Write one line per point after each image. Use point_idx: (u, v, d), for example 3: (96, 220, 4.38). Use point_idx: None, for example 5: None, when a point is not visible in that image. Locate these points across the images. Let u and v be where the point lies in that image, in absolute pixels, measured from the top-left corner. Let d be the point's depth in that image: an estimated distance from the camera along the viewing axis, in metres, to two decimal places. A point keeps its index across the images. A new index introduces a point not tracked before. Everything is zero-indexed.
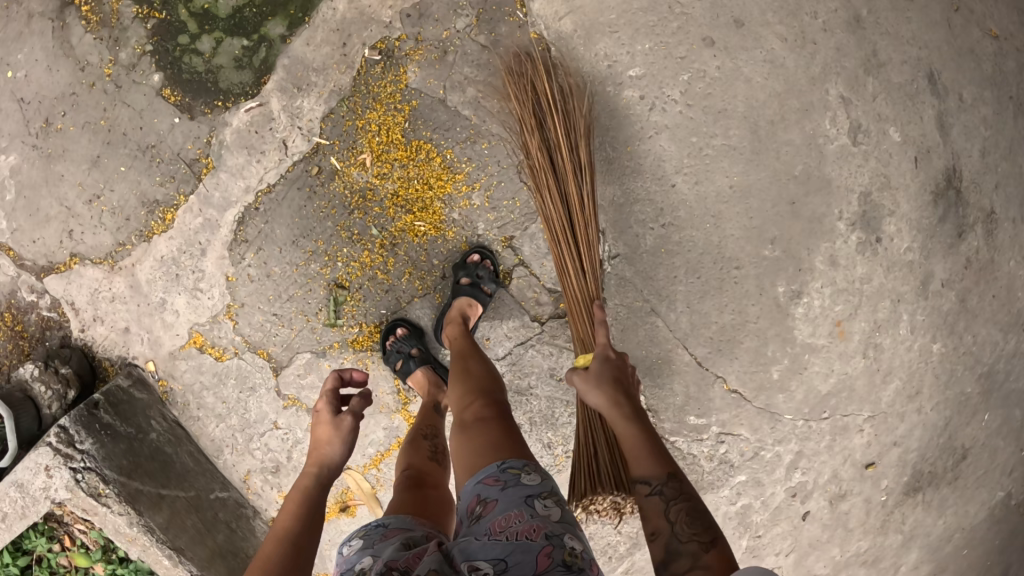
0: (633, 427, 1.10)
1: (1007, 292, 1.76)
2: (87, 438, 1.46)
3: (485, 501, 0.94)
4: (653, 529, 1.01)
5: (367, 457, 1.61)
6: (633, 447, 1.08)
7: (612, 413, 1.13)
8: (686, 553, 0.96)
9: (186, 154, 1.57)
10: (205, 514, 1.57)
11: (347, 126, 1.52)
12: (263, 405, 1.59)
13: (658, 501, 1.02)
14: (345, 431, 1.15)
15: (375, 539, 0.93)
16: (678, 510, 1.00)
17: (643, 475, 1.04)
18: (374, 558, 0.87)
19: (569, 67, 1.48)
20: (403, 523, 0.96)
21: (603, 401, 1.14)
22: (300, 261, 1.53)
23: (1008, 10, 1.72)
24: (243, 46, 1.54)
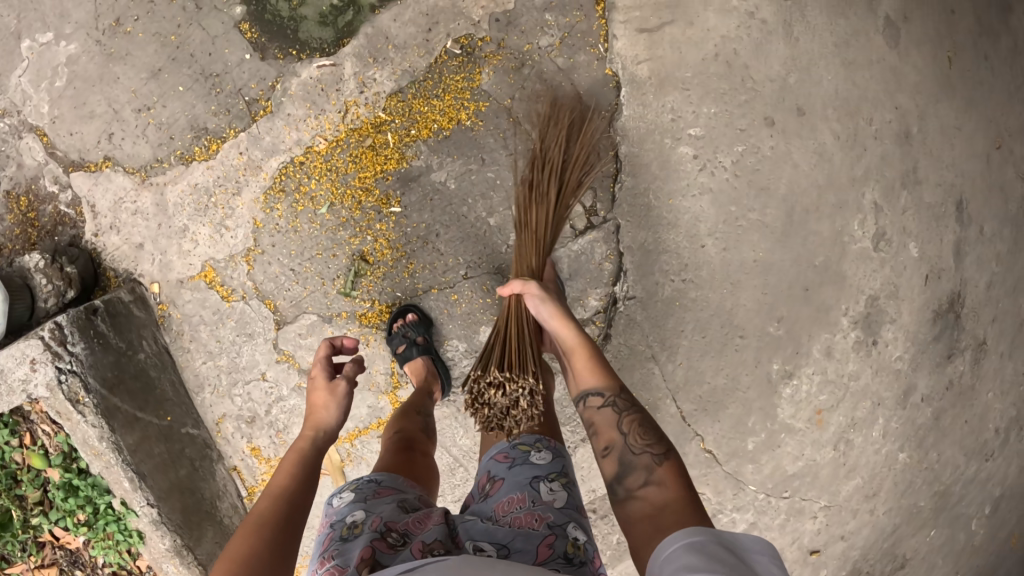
0: (584, 344, 1.25)
1: (978, 420, 1.94)
2: (79, 341, 1.45)
3: (494, 480, 1.14)
4: (606, 444, 1.14)
5: (344, 430, 1.62)
6: (582, 362, 1.23)
7: (570, 334, 1.26)
8: (639, 466, 1.08)
9: (246, 91, 1.57)
10: (173, 446, 1.56)
11: (412, 110, 1.54)
12: (257, 353, 1.60)
13: (611, 412, 1.16)
14: (341, 396, 1.19)
15: (368, 494, 1.07)
16: (631, 424, 1.13)
17: (595, 387, 1.19)
18: (368, 514, 1.00)
19: (634, 109, 1.55)
20: (394, 484, 1.10)
21: (552, 310, 1.28)
22: (332, 225, 1.55)
23: None
24: (332, 4, 1.56)
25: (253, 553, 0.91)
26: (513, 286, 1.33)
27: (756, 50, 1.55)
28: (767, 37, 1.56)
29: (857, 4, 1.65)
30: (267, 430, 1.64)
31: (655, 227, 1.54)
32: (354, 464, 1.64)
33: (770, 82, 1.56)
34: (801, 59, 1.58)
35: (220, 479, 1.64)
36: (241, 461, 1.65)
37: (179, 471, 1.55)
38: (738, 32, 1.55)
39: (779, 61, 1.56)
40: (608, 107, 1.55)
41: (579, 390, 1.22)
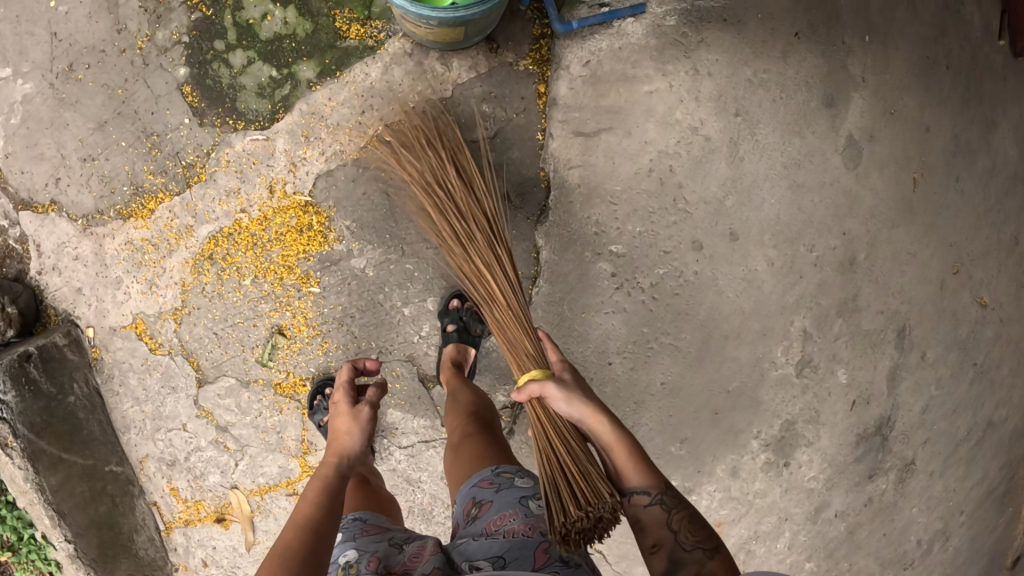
0: (625, 441, 1.08)
1: (898, 533, 1.83)
2: (10, 390, 1.54)
3: (482, 503, 1.13)
4: (654, 541, 1.04)
5: (256, 484, 1.71)
6: (623, 461, 1.07)
7: (607, 430, 1.09)
8: (691, 561, 1.02)
9: (184, 154, 1.59)
10: (95, 484, 1.65)
11: (339, 192, 1.56)
12: (179, 406, 1.68)
13: (660, 509, 1.04)
14: (363, 422, 1.32)
15: (357, 532, 1.18)
16: (681, 520, 1.04)
17: (640, 486, 1.05)
18: (360, 551, 1.12)
19: (559, 216, 1.53)
20: (378, 520, 1.22)
21: (586, 411, 1.11)
22: (256, 296, 1.60)
23: (1006, 283, 1.77)
24: (270, 77, 1.56)
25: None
26: (535, 388, 1.17)
27: (693, 168, 1.51)
28: (709, 155, 1.51)
29: (816, 122, 1.56)
30: (185, 474, 1.72)
31: (565, 338, 1.56)
32: (263, 515, 1.73)
33: (703, 205, 1.52)
34: (742, 181, 1.52)
35: (140, 513, 1.73)
36: (162, 497, 1.73)
37: (98, 508, 1.65)
38: (677, 148, 1.50)
39: (717, 182, 1.52)
40: (536, 210, 1.54)
41: (622, 488, 1.07)
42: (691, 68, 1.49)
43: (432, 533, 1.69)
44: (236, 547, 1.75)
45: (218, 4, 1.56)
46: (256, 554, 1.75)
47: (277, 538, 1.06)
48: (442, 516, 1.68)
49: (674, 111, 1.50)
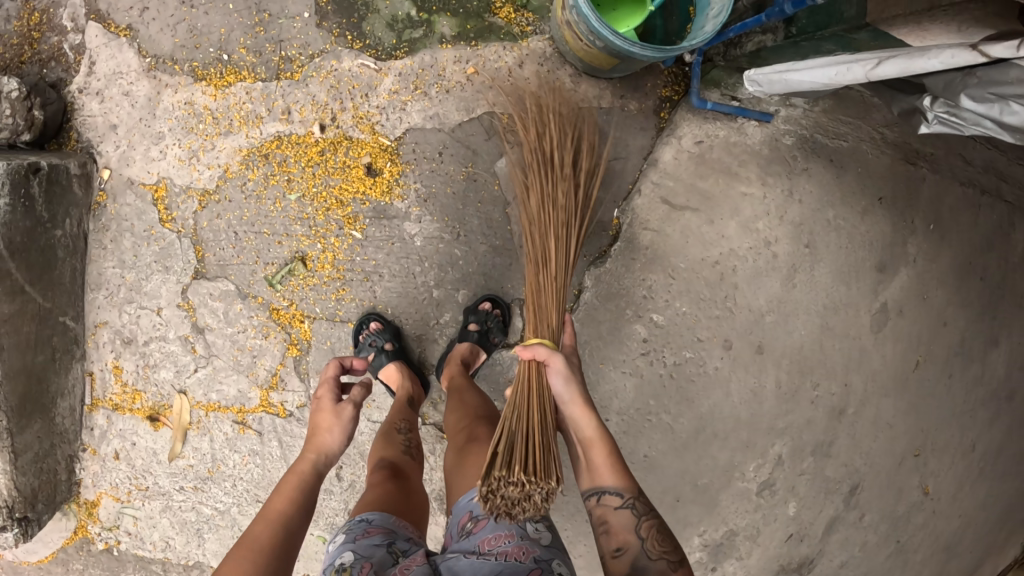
0: (604, 441, 1.12)
1: None
2: (4, 196, 1.35)
3: (477, 519, 1.04)
4: (618, 544, 1.04)
5: (207, 398, 1.61)
6: (600, 457, 1.10)
7: (588, 423, 1.13)
8: (654, 572, 1.01)
9: (286, 45, 1.51)
10: (43, 329, 1.50)
11: (422, 152, 1.51)
12: (164, 287, 1.58)
13: (631, 514, 1.05)
14: (345, 420, 1.25)
15: (357, 532, 1.00)
16: (649, 528, 1.04)
17: (613, 486, 1.07)
18: (357, 555, 0.95)
19: (618, 265, 1.60)
20: (385, 523, 1.03)
21: (575, 396, 1.15)
22: (295, 217, 1.53)
23: (952, 481, 1.86)
24: (408, 14, 1.50)
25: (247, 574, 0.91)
26: (537, 353, 1.17)
27: (752, 276, 1.59)
28: (769, 270, 1.60)
29: (865, 278, 1.66)
30: (137, 357, 1.61)
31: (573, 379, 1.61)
32: (199, 432, 1.62)
33: (746, 312, 1.60)
34: (786, 304, 1.61)
35: (72, 377, 1.59)
36: (100, 372, 1.62)
37: (37, 356, 1.49)
38: (746, 253, 1.59)
39: (766, 296, 1.60)
40: (596, 252, 1.62)
41: (591, 484, 1.10)
42: (787, 188, 1.58)
43: None
44: (158, 454, 1.64)
45: None
46: (175, 467, 1.63)
47: (245, 533, 0.99)
48: None
49: (757, 220, 1.58)
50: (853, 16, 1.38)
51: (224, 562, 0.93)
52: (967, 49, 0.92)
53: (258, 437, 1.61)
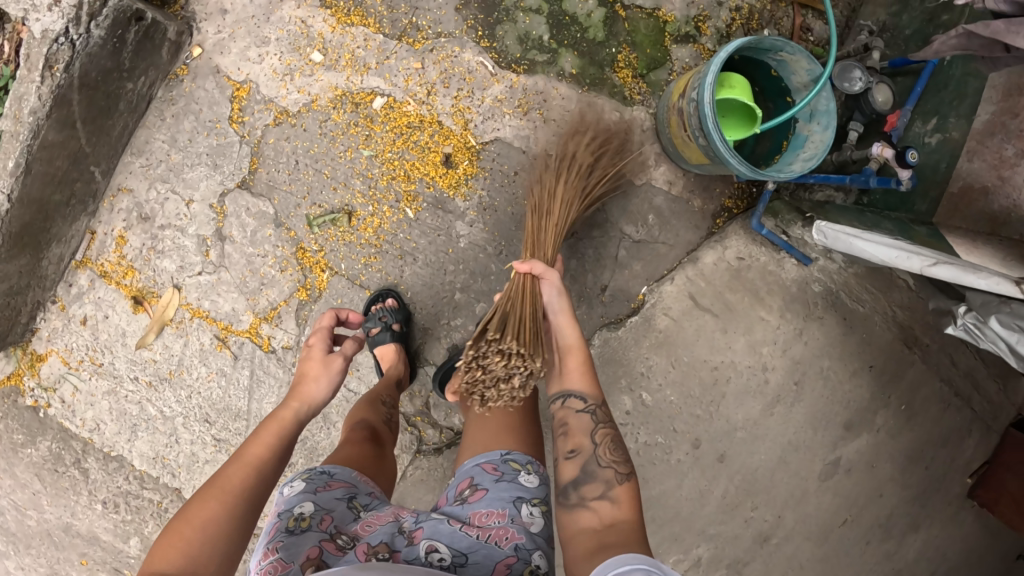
0: (581, 349, 1.23)
1: None
2: (102, 29, 1.32)
3: (476, 488, 1.04)
4: (573, 446, 1.13)
5: (198, 302, 1.59)
6: (575, 365, 1.21)
7: (570, 333, 1.23)
8: (601, 478, 1.07)
9: (419, 14, 1.57)
10: (71, 171, 1.45)
11: (500, 165, 1.57)
12: (205, 182, 1.56)
13: (587, 420, 1.14)
14: (333, 372, 1.20)
15: (317, 484, 1.02)
16: (604, 436, 1.13)
17: (581, 391, 1.17)
18: (319, 507, 0.97)
19: (629, 336, 1.68)
20: (348, 479, 1.06)
21: (562, 310, 1.24)
22: (359, 171, 1.55)
23: None
24: (540, 37, 1.61)
25: (216, 520, 0.88)
26: (534, 268, 1.24)
27: (740, 393, 1.69)
28: (756, 393, 1.70)
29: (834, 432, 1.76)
30: (146, 235, 1.58)
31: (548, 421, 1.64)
32: (175, 332, 1.59)
33: (723, 421, 1.70)
34: (759, 428, 1.71)
35: (74, 228, 1.55)
36: (102, 234, 1.58)
37: (54, 194, 1.45)
38: (743, 369, 1.69)
39: (745, 414, 1.70)
40: (614, 317, 1.69)
41: (560, 387, 1.20)
42: (800, 328, 1.70)
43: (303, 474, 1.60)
44: (127, 336, 1.59)
45: None
46: (137, 356, 1.59)
47: (218, 474, 0.95)
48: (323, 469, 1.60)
49: (765, 344, 1.69)
50: (922, 212, 1.54)
51: (190, 504, 0.90)
52: (1009, 281, 1.11)
53: (231, 359, 1.59)
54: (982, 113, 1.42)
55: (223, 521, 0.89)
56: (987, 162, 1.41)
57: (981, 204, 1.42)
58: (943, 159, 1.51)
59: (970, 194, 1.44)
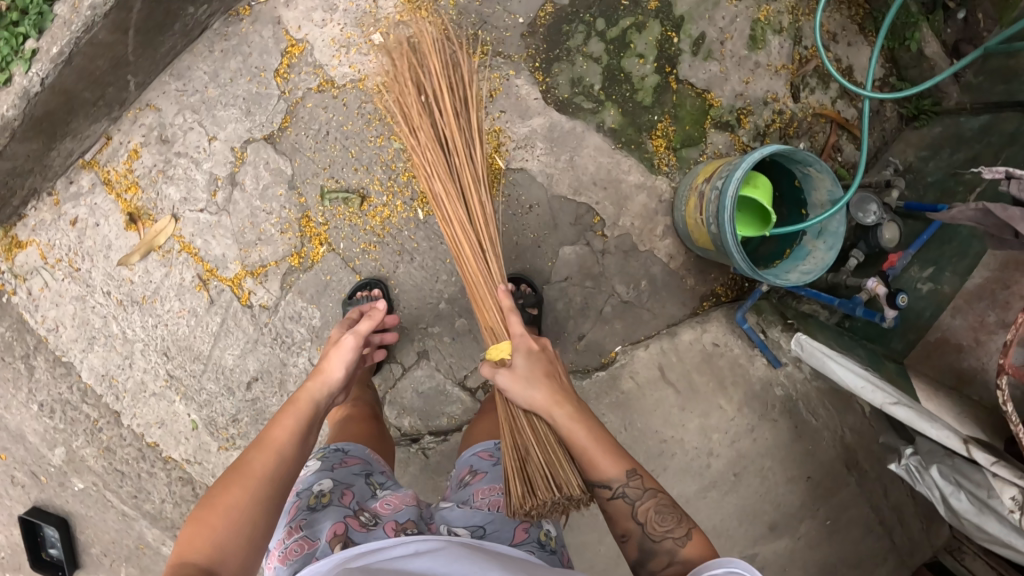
0: (578, 433, 1.04)
1: None
2: None
3: (477, 471, 1.19)
4: (623, 531, 1.01)
5: (191, 237, 1.59)
6: (582, 452, 1.03)
7: (560, 421, 1.06)
8: (664, 551, 0.97)
9: (486, 31, 1.63)
10: (108, 74, 1.44)
11: (518, 195, 1.67)
12: (233, 124, 1.58)
13: (624, 504, 1.00)
14: (347, 349, 1.15)
15: (334, 463, 1.14)
16: (648, 510, 1.00)
17: (605, 479, 1.01)
18: (337, 484, 1.09)
19: (591, 389, 1.72)
20: (360, 456, 1.19)
21: (539, 400, 1.08)
22: (384, 162, 1.59)
23: None
24: (592, 85, 1.68)
25: (242, 508, 0.87)
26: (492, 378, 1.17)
27: (681, 471, 1.72)
28: (695, 476, 1.72)
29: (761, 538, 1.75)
30: (161, 158, 1.58)
31: None
32: (161, 259, 1.59)
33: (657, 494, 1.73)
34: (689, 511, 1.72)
35: (93, 129, 1.54)
36: (117, 143, 1.58)
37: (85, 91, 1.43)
38: (689, 451, 1.72)
39: (678, 492, 1.71)
40: (582, 367, 1.73)
41: (586, 480, 1.05)
42: (752, 426, 1.72)
43: (243, 432, 1.62)
44: (111, 250, 1.59)
45: (632, 10, 1.69)
46: (115, 271, 1.59)
47: (240, 458, 0.93)
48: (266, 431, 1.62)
49: (716, 432, 1.72)
50: (896, 350, 1.62)
51: (213, 490, 0.89)
52: (958, 437, 1.16)
53: (207, 301, 1.60)
54: (976, 276, 1.52)
55: (248, 510, 0.87)
56: (968, 321, 1.52)
57: (953, 358, 1.52)
58: (929, 308, 1.59)
59: (944, 346, 1.54)
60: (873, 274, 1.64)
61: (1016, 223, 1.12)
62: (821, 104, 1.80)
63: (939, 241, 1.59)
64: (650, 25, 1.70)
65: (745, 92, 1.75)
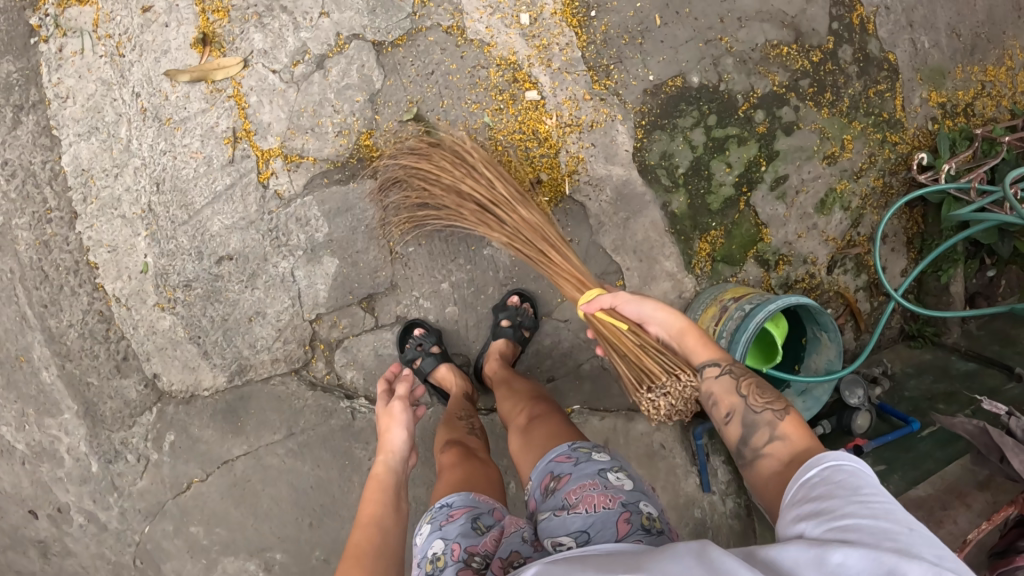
0: (696, 328, 1.17)
1: None
2: None
3: (561, 477, 1.14)
4: (726, 411, 1.06)
5: (248, 92, 1.53)
6: (694, 340, 1.16)
7: (667, 317, 1.20)
8: (763, 422, 1.01)
9: (616, 69, 1.66)
10: None
11: (565, 223, 1.66)
12: (353, 15, 1.54)
13: (729, 380, 1.08)
14: (383, 476, 1.26)
15: (441, 519, 1.11)
16: (750, 386, 1.07)
17: (709, 359, 1.12)
18: (444, 541, 1.05)
19: None
20: (466, 505, 1.13)
21: (663, 313, 1.21)
22: (467, 129, 1.59)
23: None
24: (678, 167, 1.72)
25: None
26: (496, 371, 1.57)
27: None
28: None
29: None
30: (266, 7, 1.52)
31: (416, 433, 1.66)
32: (210, 96, 1.52)
33: None
34: None
35: None
36: None
37: None
38: None
39: None
40: None
41: (693, 359, 1.15)
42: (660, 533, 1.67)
43: (188, 297, 1.59)
44: (165, 57, 1.50)
45: (744, 122, 1.75)
46: (160, 80, 1.51)
47: None
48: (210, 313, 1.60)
49: None
50: None
51: None
52: None
53: (229, 159, 1.55)
54: (922, 488, 1.49)
55: None
56: None
57: None
58: None
59: None
60: (840, 447, 1.69)
61: (1009, 449, 1.28)
62: (847, 286, 1.91)
63: (898, 446, 1.66)
64: (749, 144, 1.76)
65: (794, 243, 1.83)
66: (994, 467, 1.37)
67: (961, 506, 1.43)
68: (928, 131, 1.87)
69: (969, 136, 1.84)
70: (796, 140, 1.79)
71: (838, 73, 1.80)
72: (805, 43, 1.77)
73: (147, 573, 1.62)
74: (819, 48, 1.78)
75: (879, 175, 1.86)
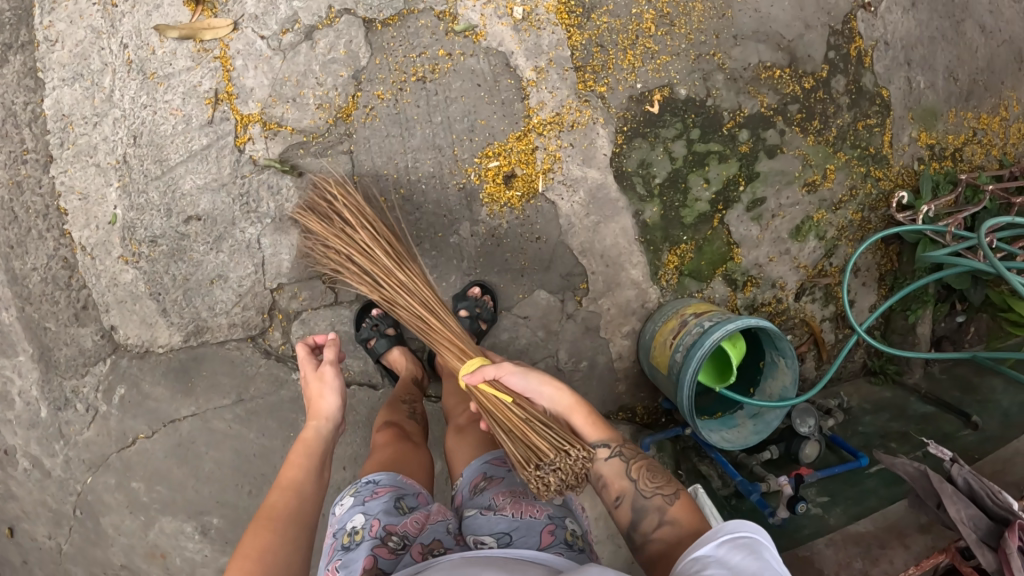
0: (580, 403, 1.14)
1: None
2: None
3: (492, 478, 1.15)
4: (617, 495, 1.08)
5: (235, 55, 1.54)
6: (579, 420, 1.13)
7: (554, 392, 1.16)
8: (653, 507, 1.04)
9: (605, 74, 1.66)
10: None
11: (536, 221, 1.67)
12: None
13: (618, 462, 1.09)
14: (313, 443, 1.23)
15: (365, 496, 1.09)
16: (638, 468, 1.09)
17: (597, 440, 1.11)
18: (366, 518, 1.04)
19: None
20: (392, 484, 1.11)
21: (545, 388, 1.16)
22: (448, 116, 1.60)
23: None
24: (657, 177, 1.72)
25: None
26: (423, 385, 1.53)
27: None
28: None
29: None
30: None
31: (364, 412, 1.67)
32: (195, 54, 1.53)
33: None
34: None
35: None
36: None
37: None
38: None
39: None
40: None
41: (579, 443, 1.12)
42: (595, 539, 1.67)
43: (153, 253, 1.59)
44: (156, 11, 1.51)
45: (728, 139, 1.75)
46: (147, 33, 1.51)
47: None
48: (174, 271, 1.60)
49: None
50: None
51: None
52: None
53: (208, 120, 1.55)
54: (861, 524, 1.48)
55: None
56: (837, 556, 1.42)
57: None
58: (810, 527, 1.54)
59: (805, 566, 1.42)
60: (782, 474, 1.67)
61: (946, 496, 1.26)
62: (814, 316, 1.91)
63: (843, 480, 1.65)
64: (730, 162, 1.76)
65: (765, 266, 1.83)
66: (930, 514, 1.38)
67: (899, 546, 1.41)
68: (913, 170, 1.87)
69: (952, 180, 1.85)
70: (778, 163, 1.79)
71: (828, 102, 1.79)
72: (799, 68, 1.77)
73: (85, 523, 1.62)
74: (812, 75, 1.78)
75: (859, 209, 1.85)
